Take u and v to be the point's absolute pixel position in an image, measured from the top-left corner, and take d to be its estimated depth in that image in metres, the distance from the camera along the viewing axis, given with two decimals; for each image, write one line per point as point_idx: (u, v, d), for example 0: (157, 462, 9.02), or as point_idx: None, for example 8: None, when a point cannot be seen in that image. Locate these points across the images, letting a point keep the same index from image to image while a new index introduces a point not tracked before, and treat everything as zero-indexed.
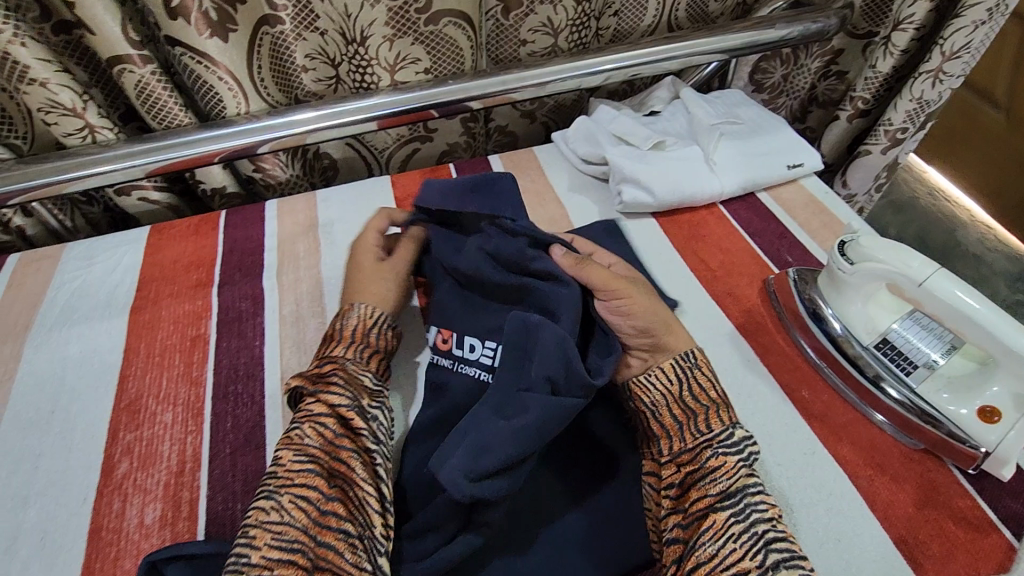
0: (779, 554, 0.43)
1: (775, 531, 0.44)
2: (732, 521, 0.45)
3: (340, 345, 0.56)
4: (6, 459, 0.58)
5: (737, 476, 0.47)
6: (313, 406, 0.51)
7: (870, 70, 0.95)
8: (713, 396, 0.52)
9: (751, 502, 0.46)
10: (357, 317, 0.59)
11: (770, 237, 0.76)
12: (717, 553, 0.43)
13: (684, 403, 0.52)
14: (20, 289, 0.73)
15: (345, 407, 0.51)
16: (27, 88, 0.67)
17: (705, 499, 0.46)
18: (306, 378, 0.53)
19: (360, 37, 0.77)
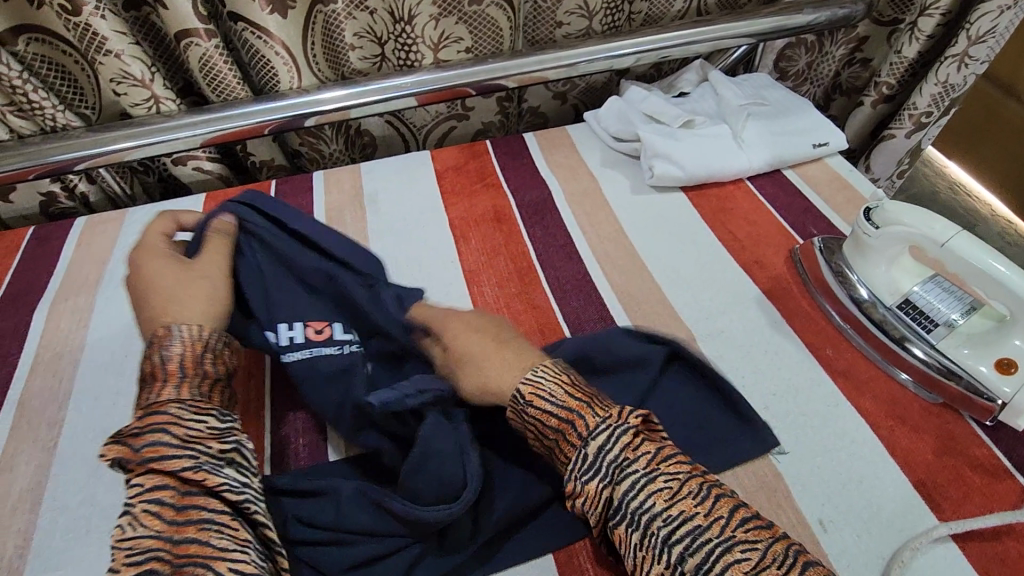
0: (680, 545, 0.39)
1: (666, 519, 0.40)
2: (629, 533, 0.41)
3: (170, 386, 0.48)
4: (86, 396, 0.63)
5: (603, 487, 0.42)
6: (144, 478, 0.42)
7: (896, 55, 0.98)
8: (557, 415, 0.46)
9: (630, 507, 0.41)
10: (177, 346, 0.50)
11: (796, 211, 0.79)
12: (637, 565, 0.40)
13: (546, 430, 0.47)
14: (90, 248, 0.78)
15: (189, 469, 0.43)
16: (103, 59, 0.73)
17: (599, 521, 0.43)
18: (122, 447, 0.43)
19: (408, 16, 0.81)
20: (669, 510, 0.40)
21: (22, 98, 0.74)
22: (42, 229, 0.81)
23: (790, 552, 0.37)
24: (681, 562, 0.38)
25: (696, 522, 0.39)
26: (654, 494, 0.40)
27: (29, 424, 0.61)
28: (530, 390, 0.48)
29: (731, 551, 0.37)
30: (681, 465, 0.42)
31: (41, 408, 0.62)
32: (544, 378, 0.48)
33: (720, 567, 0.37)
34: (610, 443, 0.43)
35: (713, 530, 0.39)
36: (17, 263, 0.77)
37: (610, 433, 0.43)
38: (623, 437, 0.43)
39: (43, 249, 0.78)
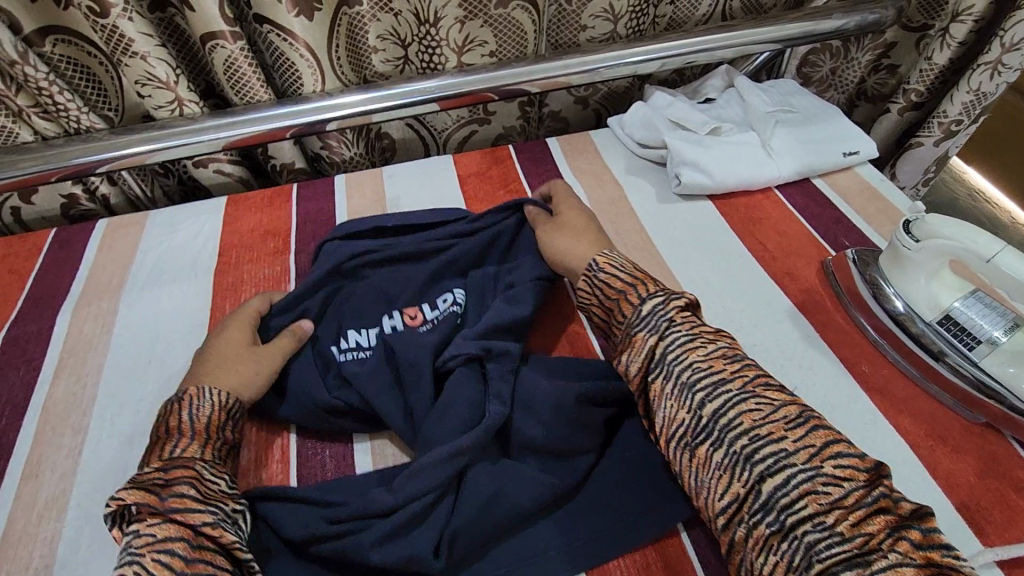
0: (704, 392, 0.47)
1: (697, 370, 0.48)
2: (661, 382, 0.50)
3: (182, 445, 0.50)
4: (110, 402, 0.62)
5: (649, 339, 0.52)
6: (157, 528, 0.43)
7: (926, 62, 0.95)
8: (620, 286, 0.58)
9: (669, 358, 0.50)
10: (202, 407, 0.53)
11: (827, 221, 0.77)
12: (664, 412, 0.49)
13: (605, 303, 0.59)
14: (113, 251, 0.78)
15: (207, 523, 0.44)
16: (128, 61, 0.72)
17: (638, 373, 0.51)
18: (150, 495, 0.45)
19: (433, 18, 0.80)
20: (701, 363, 0.48)
21: (47, 100, 0.73)
22: (64, 232, 0.81)
23: (803, 416, 0.45)
24: (703, 407, 0.47)
25: (724, 377, 0.47)
26: (691, 351, 0.49)
27: (53, 430, 0.60)
28: (602, 262, 0.61)
29: (747, 404, 0.45)
30: (718, 339, 0.51)
31: (65, 414, 0.61)
32: (617, 257, 0.62)
33: (733, 414, 0.45)
34: (662, 305, 0.53)
35: (734, 385, 0.47)
36: (40, 266, 0.76)
37: (660, 300, 0.54)
38: (674, 305, 0.53)
39: (65, 252, 0.78)
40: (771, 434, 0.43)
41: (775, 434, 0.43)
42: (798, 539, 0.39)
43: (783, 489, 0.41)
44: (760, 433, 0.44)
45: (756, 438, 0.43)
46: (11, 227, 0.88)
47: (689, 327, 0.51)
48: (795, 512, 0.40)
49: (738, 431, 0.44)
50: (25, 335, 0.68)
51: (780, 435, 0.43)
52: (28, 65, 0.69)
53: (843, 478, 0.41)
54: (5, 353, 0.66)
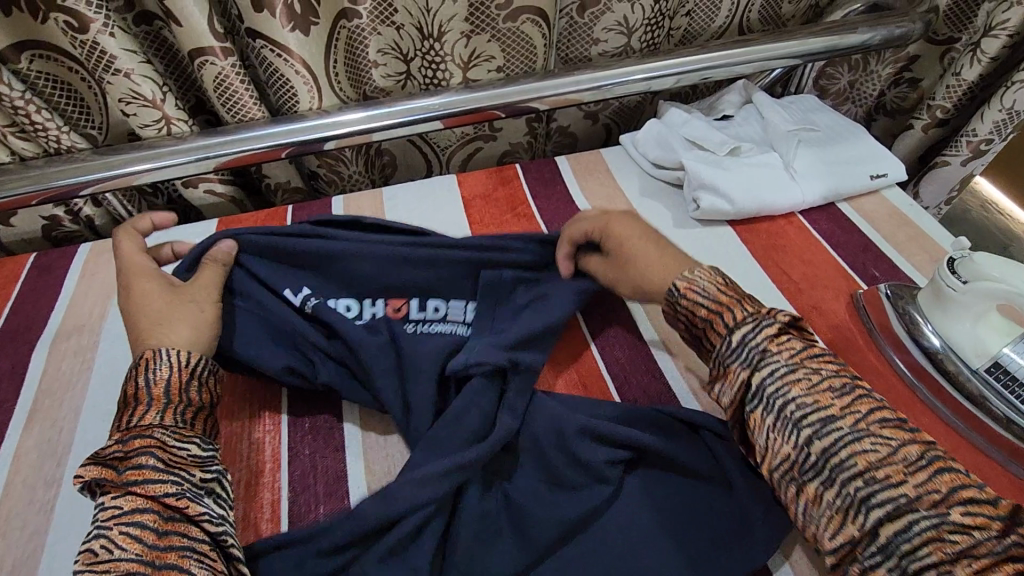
0: (811, 430, 0.45)
1: (801, 406, 0.46)
2: (760, 415, 0.47)
3: (148, 412, 0.48)
4: (88, 450, 0.58)
5: (743, 372, 0.49)
6: (122, 501, 0.43)
7: (954, 77, 0.91)
8: (708, 310, 0.53)
9: (769, 392, 0.47)
10: (161, 370, 0.50)
11: (854, 249, 0.73)
12: (767, 446, 0.47)
13: (693, 327, 0.55)
14: (94, 278, 0.73)
15: (171, 494, 0.44)
16: (111, 78, 0.67)
17: (735, 404, 0.50)
18: (108, 468, 0.44)
19: (437, 32, 0.76)
20: (804, 398, 0.46)
21: (24, 119, 0.69)
22: (45, 257, 0.76)
23: (925, 456, 0.42)
24: (809, 445, 0.44)
25: (833, 413, 0.45)
26: (793, 384, 0.47)
27: (24, 482, 0.55)
28: (683, 286, 0.56)
29: (860, 443, 0.43)
30: (825, 365, 0.48)
31: (38, 463, 0.57)
32: (698, 277, 0.56)
33: (847, 454, 0.43)
34: (754, 334, 0.50)
35: (846, 422, 0.44)
36: (16, 295, 0.72)
37: (750, 332, 0.50)
38: (767, 331, 0.50)
39: (44, 279, 0.73)
40: (889, 477, 0.41)
41: (893, 478, 0.41)
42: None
43: (903, 536, 0.39)
44: (877, 476, 0.41)
45: (870, 481, 0.41)
46: None
47: (790, 358, 0.48)
48: (918, 560, 0.38)
49: (851, 472, 0.42)
50: None
51: (900, 480, 0.40)
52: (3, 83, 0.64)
53: (971, 527, 0.38)
54: None
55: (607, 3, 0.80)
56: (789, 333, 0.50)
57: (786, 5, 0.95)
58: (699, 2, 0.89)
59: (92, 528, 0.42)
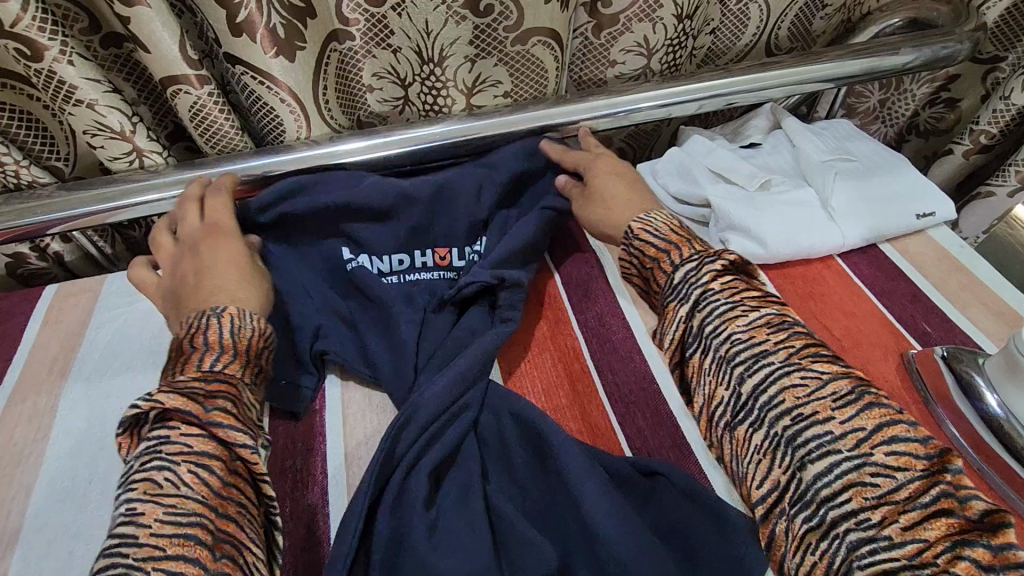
0: (743, 365, 0.47)
1: (736, 343, 0.48)
2: (697, 354, 0.50)
3: (226, 361, 0.49)
4: (40, 538, 0.51)
5: (681, 309, 0.52)
6: (194, 439, 0.44)
7: (1001, 101, 0.84)
8: (660, 251, 0.57)
9: (706, 330, 0.50)
10: (244, 328, 0.52)
11: (901, 299, 0.66)
12: (704, 387, 0.50)
13: (646, 268, 0.58)
14: (58, 328, 0.66)
15: (246, 449, 0.45)
16: (72, 109, 0.60)
17: (675, 344, 0.52)
18: (194, 405, 0.45)
19: (438, 56, 0.69)
20: (740, 335, 0.48)
21: None
22: (6, 300, 0.70)
23: (854, 390, 0.44)
24: (742, 382, 0.47)
25: (766, 349, 0.47)
26: (731, 322, 0.49)
27: None
28: (637, 228, 0.60)
29: (790, 377, 0.45)
30: (764, 304, 0.50)
31: None
32: (653, 220, 0.60)
33: (776, 390, 0.45)
34: (694, 273, 0.53)
35: (778, 357, 0.47)
36: None
37: (687, 271, 0.53)
38: (708, 269, 0.53)
39: (3, 327, 0.67)
40: (815, 413, 0.43)
41: (819, 414, 0.43)
42: (839, 537, 0.39)
43: (824, 480, 0.41)
44: (803, 412, 0.44)
45: (798, 419, 0.43)
46: None
47: (729, 297, 0.50)
48: (836, 505, 0.40)
49: (779, 409, 0.44)
50: None
51: (826, 417, 0.42)
52: None
53: (893, 467, 0.40)
54: None
55: (626, 22, 0.73)
56: (731, 274, 0.53)
57: (818, 21, 0.88)
58: (724, 20, 0.82)
59: (151, 458, 0.42)
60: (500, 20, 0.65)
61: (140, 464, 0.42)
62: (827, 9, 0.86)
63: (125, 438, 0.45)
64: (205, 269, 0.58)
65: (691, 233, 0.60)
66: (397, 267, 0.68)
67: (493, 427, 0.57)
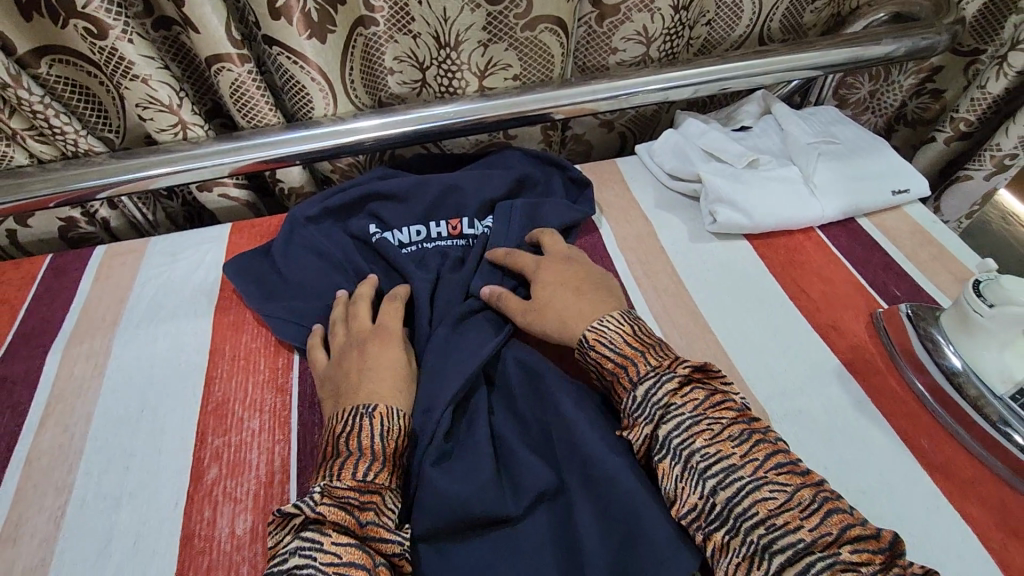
0: (714, 480, 0.47)
1: (704, 455, 0.48)
2: (665, 466, 0.50)
3: (374, 465, 0.50)
4: (100, 456, 0.57)
5: (647, 426, 0.51)
6: (342, 549, 0.45)
7: (978, 90, 0.90)
8: (625, 352, 0.55)
9: (675, 443, 0.49)
10: (391, 429, 0.52)
11: (874, 267, 0.72)
12: (675, 494, 0.48)
13: (609, 371, 0.56)
14: (109, 283, 0.74)
15: (395, 556, 0.47)
16: (128, 83, 0.68)
17: (642, 454, 0.52)
18: (350, 517, 0.46)
19: (454, 41, 0.75)
20: (707, 448, 0.48)
21: (43, 123, 0.69)
22: (60, 259, 0.77)
23: (816, 498, 0.45)
24: (714, 494, 0.46)
25: (734, 462, 0.47)
26: (697, 435, 0.49)
27: (35, 487, 0.55)
28: (592, 337, 0.57)
29: (760, 491, 0.45)
30: (724, 413, 0.51)
31: (49, 469, 0.57)
32: (606, 327, 0.57)
33: (748, 503, 0.45)
34: (654, 389, 0.52)
35: (745, 471, 0.46)
36: (32, 297, 0.72)
37: (649, 388, 0.52)
38: (668, 385, 0.52)
39: (60, 281, 0.74)
40: (787, 524, 0.43)
41: (791, 524, 0.43)
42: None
43: None
44: (777, 522, 0.43)
45: (772, 528, 0.43)
46: (8, 250, 0.84)
47: (692, 410, 0.50)
48: None
49: (753, 521, 0.44)
50: (11, 376, 0.64)
51: (796, 527, 0.43)
52: (22, 88, 0.64)
53: (860, 563, 0.41)
54: None
55: (627, 13, 0.79)
56: (691, 384, 0.52)
57: (808, 15, 0.94)
58: (720, 12, 0.88)
59: (304, 564, 0.43)
60: (510, 8, 0.72)
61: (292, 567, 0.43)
62: (816, 4, 0.92)
63: (279, 520, 0.47)
64: (356, 359, 0.58)
65: (647, 333, 0.57)
66: (416, 237, 0.75)
67: (500, 368, 0.64)
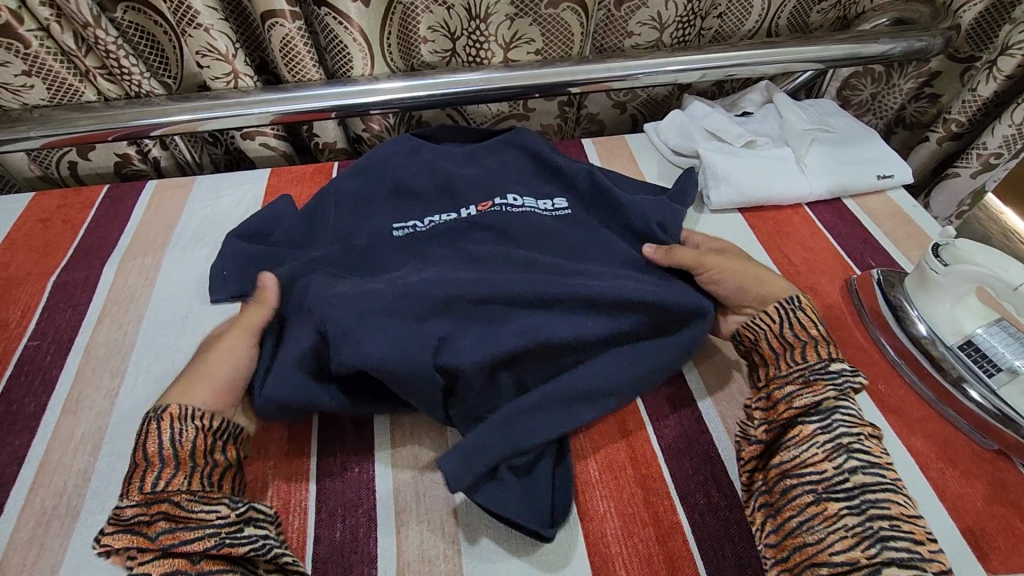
0: (857, 462, 0.49)
1: (860, 443, 0.51)
2: (817, 432, 0.51)
3: (171, 476, 0.48)
4: (149, 350, 0.66)
5: (830, 390, 0.53)
6: (149, 565, 0.45)
7: (970, 93, 0.96)
8: (814, 334, 0.58)
9: (839, 418, 0.52)
10: (185, 430, 0.50)
11: (854, 241, 0.78)
12: (802, 456, 0.51)
13: (782, 338, 0.59)
14: (160, 210, 0.82)
15: (211, 548, 0.45)
16: (192, 32, 0.76)
17: (797, 410, 0.53)
18: (140, 536, 0.46)
19: (484, 14, 0.83)
20: (866, 440, 0.51)
21: (114, 63, 0.77)
22: (116, 189, 0.85)
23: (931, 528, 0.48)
24: (852, 472, 0.49)
25: (881, 466, 0.50)
26: (860, 426, 0.52)
27: (93, 371, 0.64)
28: (805, 301, 0.62)
29: (897, 496, 0.48)
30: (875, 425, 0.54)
31: (105, 357, 0.65)
32: (817, 305, 0.62)
33: (882, 494, 0.48)
34: (855, 375, 0.55)
35: (887, 473, 0.50)
36: (90, 219, 0.81)
37: (840, 371, 0.55)
38: (860, 379, 0.55)
39: (116, 208, 0.82)
40: (912, 531, 0.46)
41: (916, 532, 0.46)
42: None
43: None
44: (902, 524, 0.46)
45: (896, 527, 0.45)
46: (68, 182, 0.93)
47: (864, 409, 0.54)
48: None
49: (881, 509, 0.46)
50: (73, 281, 0.72)
51: (919, 537, 0.45)
52: (100, 29, 0.73)
53: None
54: (54, 297, 0.70)
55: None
56: None
57: (815, 15, 1.01)
58: (731, 6, 0.95)
59: None
60: None
61: None
62: (822, 4, 0.99)
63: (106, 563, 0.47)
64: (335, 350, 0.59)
65: None
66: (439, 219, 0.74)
67: None
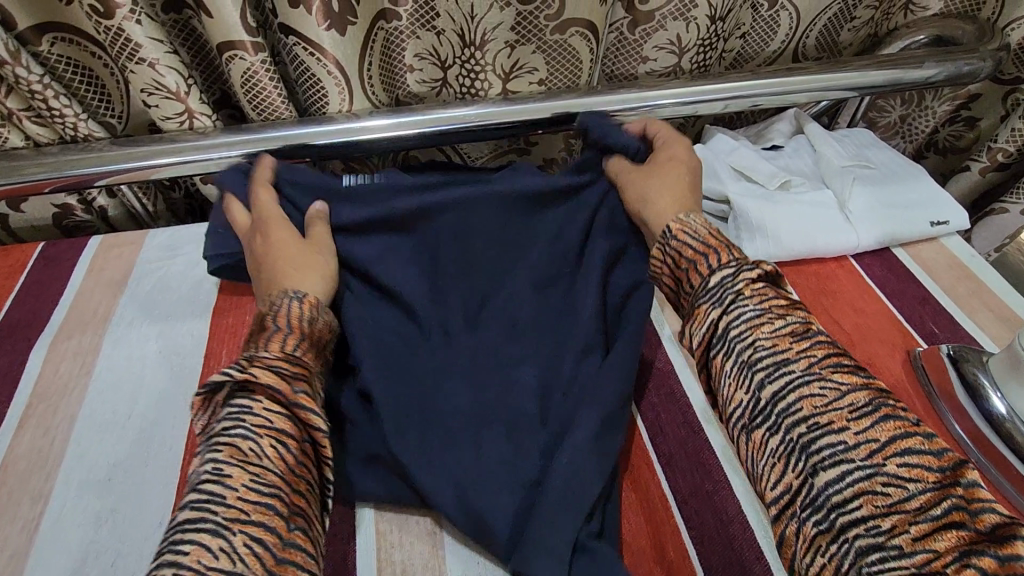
0: (763, 373, 0.47)
1: (760, 349, 0.48)
2: (723, 358, 0.50)
3: (297, 347, 0.51)
4: (83, 463, 0.54)
5: (714, 311, 0.51)
6: (274, 416, 0.46)
7: (1021, 121, 0.86)
8: (690, 255, 0.55)
9: (733, 336, 0.49)
10: (316, 318, 0.54)
11: (911, 301, 0.69)
12: (725, 391, 0.49)
13: (678, 269, 0.57)
14: (103, 274, 0.70)
15: (320, 435, 0.48)
16: (134, 67, 0.64)
17: (702, 345, 0.52)
18: (286, 385, 0.47)
19: (479, 41, 0.72)
20: (765, 341, 0.48)
21: (41, 104, 0.65)
22: (52, 247, 0.73)
23: (872, 402, 0.44)
24: (761, 389, 0.47)
25: (788, 357, 0.47)
26: (758, 328, 0.49)
27: (10, 495, 0.52)
28: (676, 227, 0.58)
29: (809, 386, 0.45)
30: (790, 312, 0.50)
31: (27, 474, 0.53)
32: (691, 220, 0.58)
33: (794, 398, 0.45)
34: (731, 279, 0.52)
35: (798, 366, 0.47)
36: (20, 287, 0.68)
37: (711, 286, 0.52)
38: (745, 277, 0.52)
39: (51, 272, 0.70)
40: (831, 424, 0.43)
41: (835, 424, 0.43)
42: (849, 542, 0.40)
43: (836, 486, 0.41)
44: (820, 421, 0.44)
45: (814, 427, 0.44)
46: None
47: (759, 303, 0.50)
48: (846, 512, 0.40)
49: (797, 417, 0.45)
50: None
51: (841, 427, 0.43)
52: (21, 66, 0.61)
53: (906, 479, 0.40)
54: None
55: (661, 20, 0.76)
56: (765, 280, 0.52)
57: (846, 33, 0.90)
58: (755, 25, 0.85)
59: (235, 425, 0.45)
60: (541, 8, 0.68)
61: (222, 428, 0.45)
62: (855, 21, 0.88)
63: (201, 400, 0.48)
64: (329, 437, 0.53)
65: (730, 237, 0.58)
66: None
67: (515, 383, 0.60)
